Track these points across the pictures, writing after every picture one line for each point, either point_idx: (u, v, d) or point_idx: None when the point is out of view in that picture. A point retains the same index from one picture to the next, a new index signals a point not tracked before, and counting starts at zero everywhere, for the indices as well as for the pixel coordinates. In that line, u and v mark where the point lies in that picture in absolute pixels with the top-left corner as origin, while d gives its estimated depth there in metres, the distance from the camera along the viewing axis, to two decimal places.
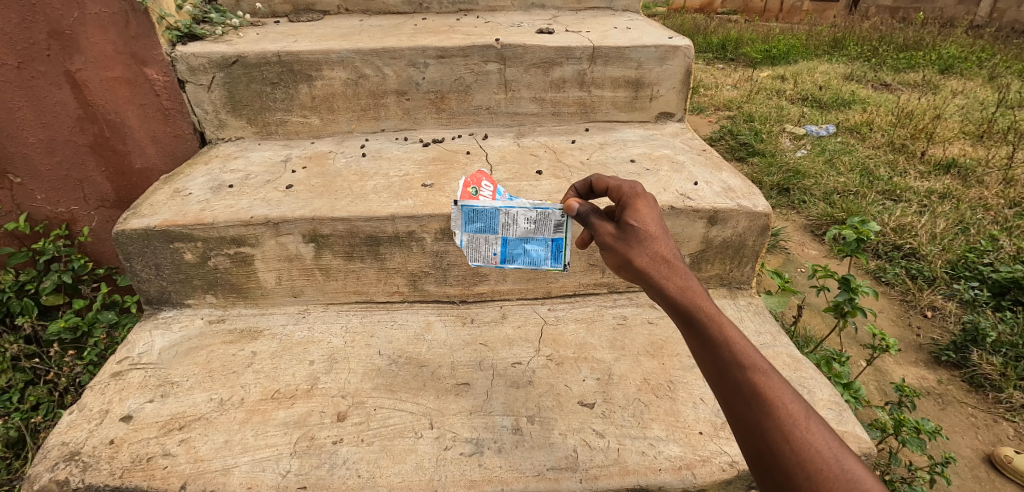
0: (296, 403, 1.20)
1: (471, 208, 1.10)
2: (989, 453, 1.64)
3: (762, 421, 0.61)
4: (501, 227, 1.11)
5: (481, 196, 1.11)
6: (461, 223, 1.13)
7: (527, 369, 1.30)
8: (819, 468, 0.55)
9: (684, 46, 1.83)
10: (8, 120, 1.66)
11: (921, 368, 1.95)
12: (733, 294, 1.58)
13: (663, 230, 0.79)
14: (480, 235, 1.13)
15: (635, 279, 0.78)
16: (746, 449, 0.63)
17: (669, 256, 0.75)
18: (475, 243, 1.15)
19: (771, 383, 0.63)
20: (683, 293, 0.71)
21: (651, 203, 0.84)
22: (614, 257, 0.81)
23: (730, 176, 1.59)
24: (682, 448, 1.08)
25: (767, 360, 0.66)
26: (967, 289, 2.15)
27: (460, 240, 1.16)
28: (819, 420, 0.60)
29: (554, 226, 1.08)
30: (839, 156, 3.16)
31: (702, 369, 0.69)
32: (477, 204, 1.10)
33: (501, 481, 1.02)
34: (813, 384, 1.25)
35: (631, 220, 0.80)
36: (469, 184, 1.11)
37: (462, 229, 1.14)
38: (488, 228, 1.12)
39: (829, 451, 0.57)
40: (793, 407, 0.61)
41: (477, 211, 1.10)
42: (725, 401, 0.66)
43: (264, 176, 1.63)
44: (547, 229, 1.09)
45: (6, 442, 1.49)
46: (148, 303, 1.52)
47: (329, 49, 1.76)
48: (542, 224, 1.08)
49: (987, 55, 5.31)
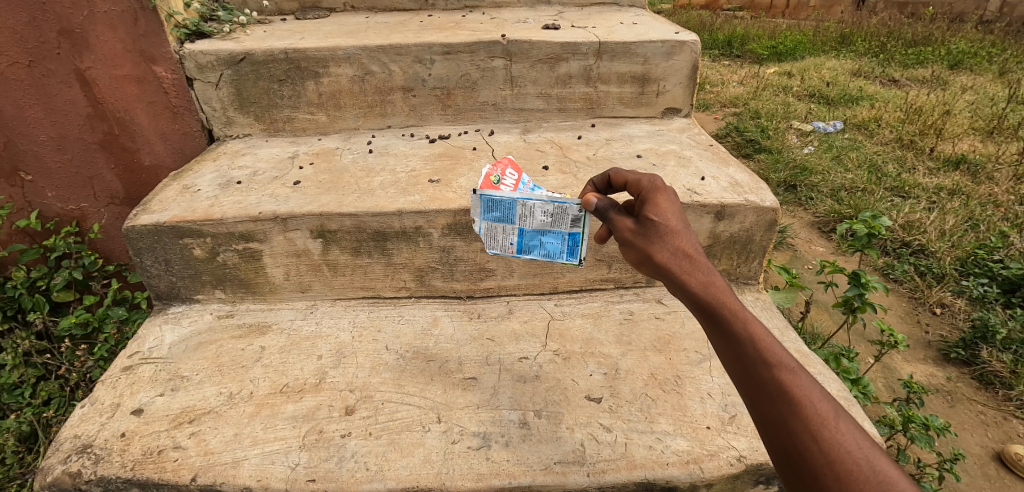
0: (305, 397, 1.21)
1: (490, 198, 1.11)
2: (999, 450, 1.63)
3: (789, 421, 0.61)
4: (519, 219, 1.11)
5: (501, 186, 1.11)
6: (479, 211, 1.13)
7: (533, 363, 1.30)
8: (849, 470, 0.55)
9: (691, 41, 1.82)
10: (18, 118, 1.68)
11: (930, 365, 1.94)
12: (740, 290, 1.57)
13: (685, 224, 0.78)
14: (497, 224, 1.14)
15: (655, 274, 0.78)
16: (772, 447, 0.63)
17: (691, 252, 0.75)
18: (492, 231, 1.16)
19: (798, 382, 0.63)
20: (706, 290, 0.71)
21: (671, 196, 0.83)
22: (634, 253, 0.81)
23: (738, 171, 1.59)
24: (689, 443, 1.08)
25: (794, 358, 0.66)
26: (976, 286, 2.13)
27: (478, 227, 1.17)
28: (849, 420, 0.60)
29: (571, 221, 1.08)
30: (847, 152, 3.14)
31: (726, 366, 0.69)
32: (496, 194, 1.10)
33: (508, 475, 1.02)
34: (821, 380, 1.24)
35: (652, 215, 0.80)
36: (491, 172, 1.11)
37: (480, 217, 1.15)
38: (506, 218, 1.12)
39: (860, 452, 0.56)
40: (821, 407, 0.61)
41: (495, 201, 1.10)
42: (751, 399, 0.66)
43: (271, 172, 1.64)
44: (563, 224, 1.09)
45: (18, 437, 1.52)
46: (157, 298, 1.54)
47: (335, 47, 1.76)
48: (559, 218, 1.08)
49: (997, 50, 5.25)
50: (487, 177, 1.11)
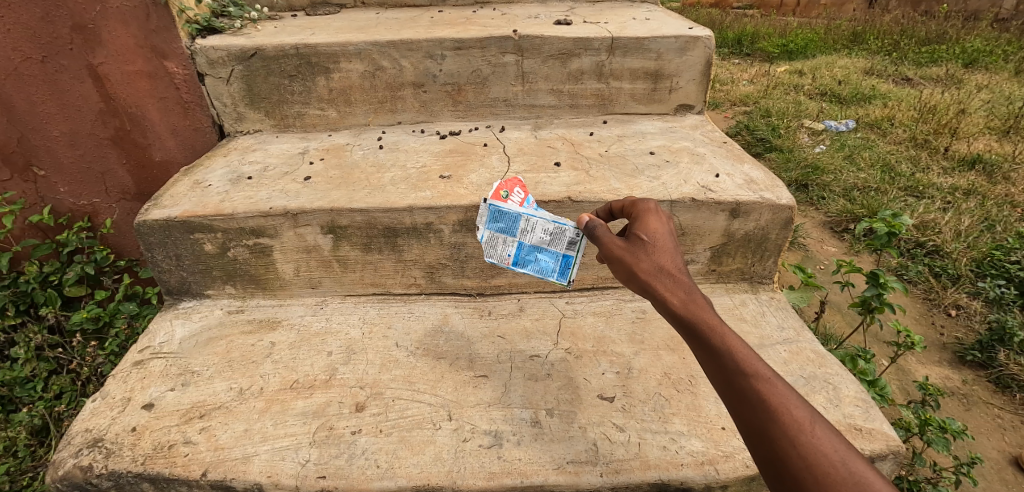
0: (314, 394, 1.20)
1: (499, 210, 1.14)
2: (1017, 455, 1.60)
3: (768, 428, 0.61)
4: (521, 234, 1.14)
5: (508, 201, 1.14)
6: (486, 220, 1.16)
7: (545, 362, 1.28)
8: (825, 472, 0.55)
9: (704, 37, 1.80)
10: (32, 114, 1.69)
11: (945, 368, 1.90)
12: (754, 289, 1.55)
13: (672, 245, 0.80)
14: (501, 233, 1.16)
15: (642, 291, 0.78)
16: (756, 457, 0.63)
17: (674, 270, 0.77)
18: (494, 240, 1.17)
19: (775, 389, 0.63)
20: (687, 308, 0.72)
21: (662, 218, 0.84)
22: (623, 270, 0.81)
23: (753, 168, 1.56)
24: (704, 444, 1.06)
25: (770, 368, 0.67)
26: (993, 287, 2.08)
27: (482, 235, 1.18)
28: (825, 424, 0.60)
29: (566, 242, 1.11)
30: (860, 151, 3.10)
31: (708, 379, 0.70)
32: (506, 208, 1.13)
33: (520, 474, 1.01)
34: (839, 381, 1.21)
35: (641, 234, 0.81)
36: (501, 187, 1.13)
37: (485, 226, 1.17)
38: (510, 229, 1.15)
39: (836, 455, 0.57)
40: (797, 413, 0.61)
41: (503, 213, 1.14)
42: (733, 409, 0.66)
43: (282, 168, 1.64)
44: (557, 244, 1.12)
45: (30, 430, 1.55)
46: (168, 293, 1.54)
47: (346, 42, 1.75)
48: (555, 238, 1.11)
49: (1014, 49, 5.16)
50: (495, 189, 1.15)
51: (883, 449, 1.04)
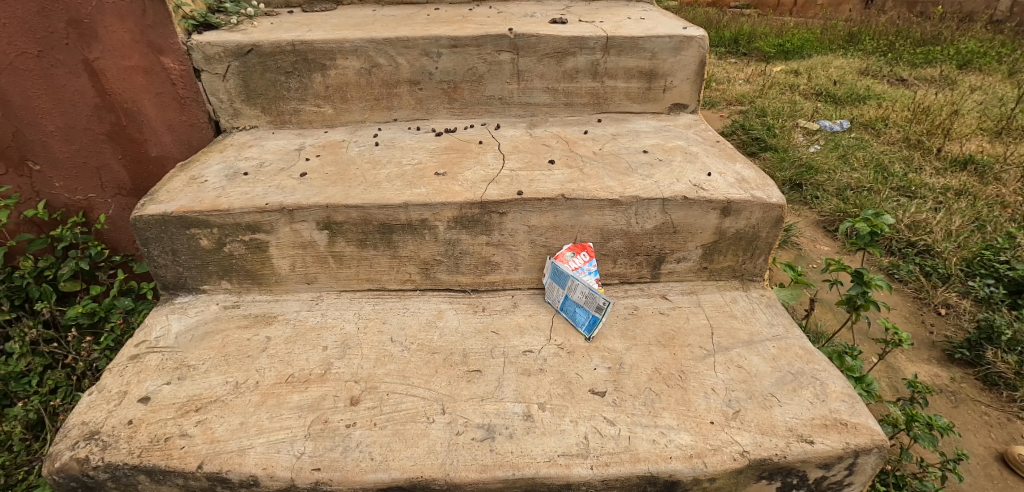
0: (310, 387, 1.22)
1: (556, 265, 1.44)
2: (1002, 451, 1.62)
3: None
4: (568, 287, 1.41)
5: (569, 261, 1.44)
6: (548, 273, 1.49)
7: (538, 357, 1.30)
8: None
9: (698, 37, 1.82)
10: (28, 108, 1.69)
11: (934, 366, 1.93)
12: (745, 286, 1.57)
13: None
14: (555, 286, 1.47)
15: None
16: None
17: None
18: (550, 289, 1.49)
19: None
20: None
21: None
22: None
23: (744, 167, 1.58)
24: (693, 437, 1.08)
25: None
26: (982, 287, 2.11)
27: (544, 281, 1.52)
28: None
29: (595, 307, 1.32)
30: (853, 151, 3.14)
31: None
32: (563, 266, 1.42)
33: (512, 466, 1.03)
34: (826, 376, 1.23)
35: None
36: (567, 250, 1.46)
37: (547, 276, 1.50)
38: (559, 283, 1.44)
39: None
40: None
41: (558, 270, 1.43)
42: None
43: (279, 164, 1.65)
44: (590, 306, 1.34)
45: (26, 425, 1.56)
46: (164, 288, 1.55)
47: (343, 39, 1.76)
48: (589, 301, 1.34)
49: (1007, 50, 5.19)
50: (566, 251, 1.46)
51: (867, 444, 1.07)
